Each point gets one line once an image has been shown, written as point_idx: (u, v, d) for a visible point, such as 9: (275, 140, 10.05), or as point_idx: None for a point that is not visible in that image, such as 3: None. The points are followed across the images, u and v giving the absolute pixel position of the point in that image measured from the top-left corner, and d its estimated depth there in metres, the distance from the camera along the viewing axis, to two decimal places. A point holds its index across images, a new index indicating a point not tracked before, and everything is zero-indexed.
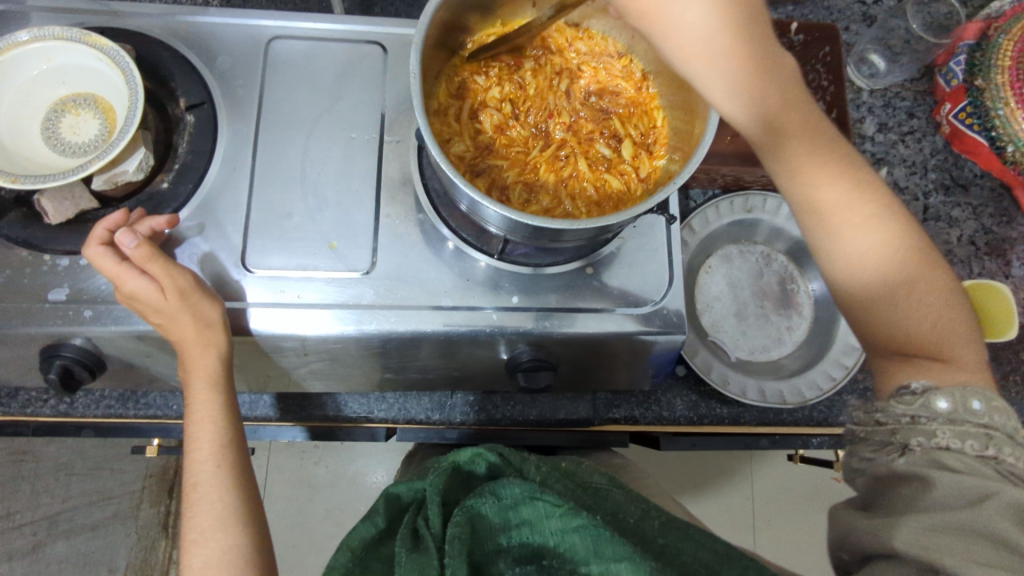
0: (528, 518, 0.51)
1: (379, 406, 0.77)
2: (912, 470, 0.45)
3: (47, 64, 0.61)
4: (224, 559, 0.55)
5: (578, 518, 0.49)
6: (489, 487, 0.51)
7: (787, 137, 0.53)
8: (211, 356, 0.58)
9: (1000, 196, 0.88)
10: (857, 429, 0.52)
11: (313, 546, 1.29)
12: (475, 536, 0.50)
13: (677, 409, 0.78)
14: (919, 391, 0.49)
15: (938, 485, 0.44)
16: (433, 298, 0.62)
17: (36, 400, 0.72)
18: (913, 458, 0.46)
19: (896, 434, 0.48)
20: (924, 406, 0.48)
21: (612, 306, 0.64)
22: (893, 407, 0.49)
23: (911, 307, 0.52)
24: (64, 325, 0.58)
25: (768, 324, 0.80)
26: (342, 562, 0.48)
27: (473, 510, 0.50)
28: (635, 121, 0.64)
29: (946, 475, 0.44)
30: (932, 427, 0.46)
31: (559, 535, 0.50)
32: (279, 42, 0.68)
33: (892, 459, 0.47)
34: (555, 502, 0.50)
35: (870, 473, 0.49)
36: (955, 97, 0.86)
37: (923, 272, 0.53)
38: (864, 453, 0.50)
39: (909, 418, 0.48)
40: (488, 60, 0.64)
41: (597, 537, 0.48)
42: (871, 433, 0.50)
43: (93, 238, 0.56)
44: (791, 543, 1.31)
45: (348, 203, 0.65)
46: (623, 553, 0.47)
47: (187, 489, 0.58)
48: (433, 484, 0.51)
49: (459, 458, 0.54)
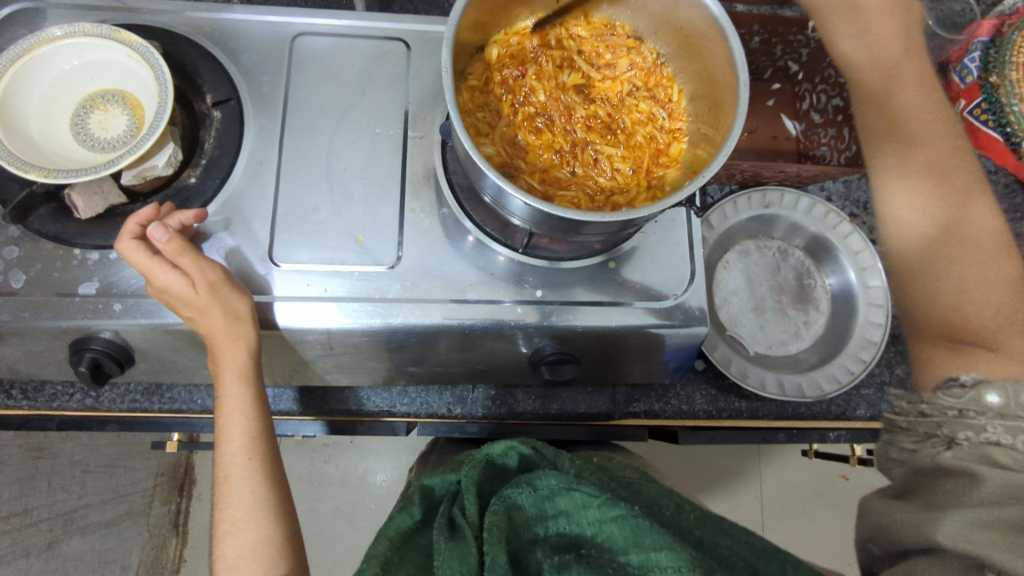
0: (564, 508, 0.51)
1: (401, 399, 0.77)
2: (959, 465, 0.47)
3: (78, 61, 0.62)
4: (256, 548, 0.55)
5: (616, 508, 0.49)
6: (526, 478, 0.51)
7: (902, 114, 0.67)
8: (241, 350, 0.58)
9: (1014, 191, 0.88)
10: (899, 419, 0.54)
11: (323, 545, 1.30)
12: (513, 526, 0.50)
13: (697, 403, 0.78)
14: (969, 384, 0.50)
15: (984, 480, 0.44)
16: (458, 292, 0.63)
17: (62, 394, 0.73)
18: (962, 452, 0.47)
19: (942, 427, 0.49)
20: (974, 398, 0.49)
21: (634, 299, 0.64)
22: (941, 399, 0.51)
23: (972, 290, 0.59)
24: (94, 319, 0.59)
25: (785, 319, 0.81)
26: (381, 550, 0.49)
27: (511, 501, 0.50)
28: (651, 99, 0.65)
29: (994, 471, 0.44)
30: (981, 423, 0.47)
31: (596, 525, 0.50)
32: (303, 39, 0.69)
33: (939, 452, 0.49)
34: (592, 492, 0.50)
35: (910, 463, 0.51)
36: (971, 93, 0.85)
37: (993, 259, 0.59)
38: (906, 444, 0.53)
39: (958, 411, 0.49)
40: (497, 63, 0.64)
41: (637, 527, 0.48)
42: (915, 424, 0.52)
43: (126, 232, 0.57)
44: (800, 540, 1.31)
45: (374, 197, 0.65)
46: (662, 542, 0.47)
47: (219, 480, 0.58)
48: (468, 475, 0.51)
49: (493, 451, 0.55)
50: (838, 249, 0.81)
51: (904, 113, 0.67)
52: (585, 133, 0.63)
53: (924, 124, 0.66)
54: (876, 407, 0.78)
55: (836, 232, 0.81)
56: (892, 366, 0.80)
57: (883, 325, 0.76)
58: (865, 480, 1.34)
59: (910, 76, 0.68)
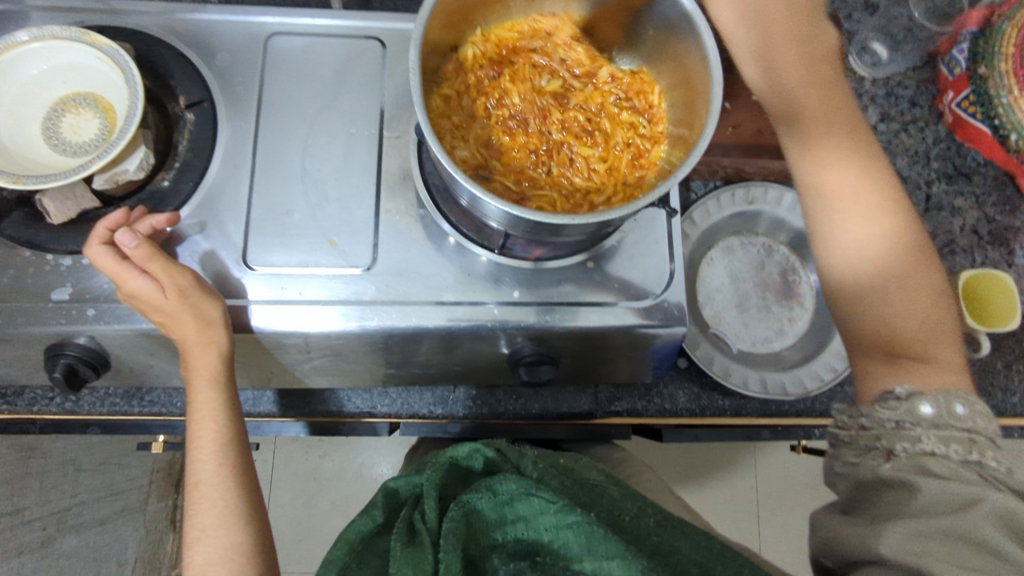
0: (523, 513, 0.51)
1: (382, 400, 0.77)
2: (898, 476, 0.48)
3: (47, 64, 0.61)
4: (224, 556, 0.57)
5: (572, 515, 0.49)
6: (485, 483, 0.52)
7: (804, 118, 0.61)
8: (212, 356, 0.58)
9: (1004, 184, 0.87)
10: (842, 433, 0.55)
11: (319, 540, 1.30)
12: (470, 531, 0.51)
13: (679, 401, 0.78)
14: (904, 396, 0.51)
15: (924, 490, 0.46)
16: (434, 294, 0.62)
17: (42, 398, 0.73)
18: (900, 464, 0.49)
19: (881, 440, 0.51)
20: (910, 410, 0.50)
21: (616, 299, 0.64)
22: (878, 412, 0.52)
23: (894, 298, 0.56)
24: (69, 325, 0.59)
25: (769, 315, 0.80)
26: (339, 556, 0.49)
27: (469, 505, 0.51)
28: (630, 100, 0.64)
29: (932, 481, 0.47)
30: (917, 433, 0.49)
31: (553, 531, 0.50)
32: (277, 39, 0.68)
33: (879, 464, 0.50)
34: (551, 498, 0.50)
35: (853, 477, 0.51)
36: (958, 85, 0.84)
37: (913, 276, 0.57)
38: (849, 457, 0.53)
39: (894, 423, 0.51)
40: (474, 62, 0.63)
41: (591, 534, 0.48)
42: (856, 437, 0.53)
43: (95, 237, 0.57)
44: (795, 531, 1.31)
45: (349, 199, 0.65)
46: (615, 551, 0.47)
47: (189, 486, 0.59)
48: (429, 479, 0.52)
49: (457, 454, 0.56)
50: None
51: (813, 123, 0.61)
52: (561, 134, 0.62)
53: (831, 137, 0.61)
54: None
55: None
56: None
57: None
58: None
59: (811, 89, 0.62)
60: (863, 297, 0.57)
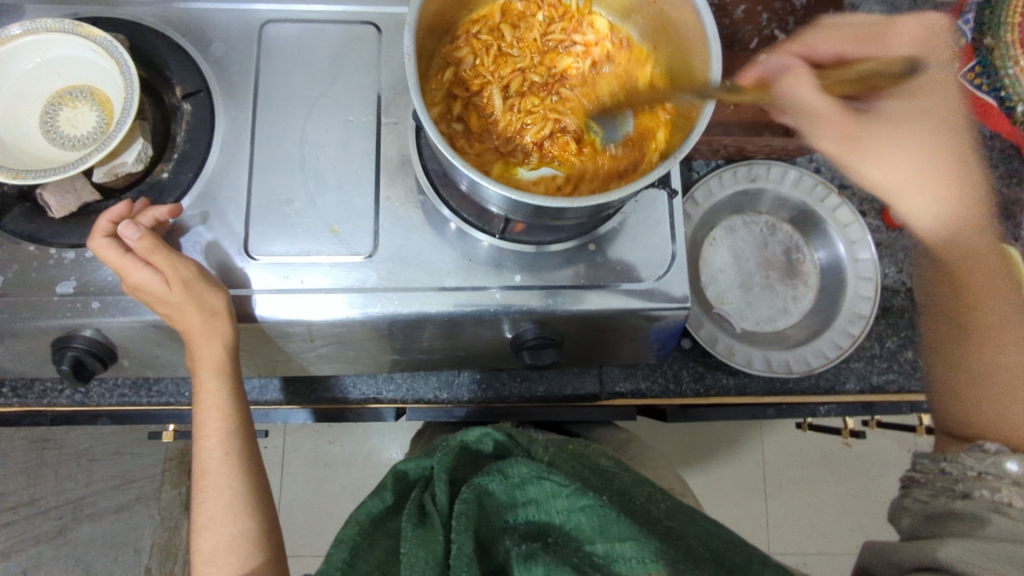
0: (534, 496, 0.52)
1: (387, 386, 0.78)
2: (969, 510, 0.50)
3: (40, 58, 0.61)
4: (232, 543, 0.58)
5: (585, 498, 0.50)
6: (497, 466, 0.52)
7: (968, 278, 0.59)
8: (218, 345, 0.59)
9: (1010, 156, 0.87)
10: (916, 475, 0.56)
11: (331, 524, 1.31)
12: (482, 511, 0.51)
13: (684, 381, 0.78)
14: (991, 450, 0.52)
15: (993, 523, 0.48)
16: (437, 279, 0.62)
17: (52, 391, 0.74)
18: (975, 502, 0.50)
19: (959, 483, 0.52)
20: (994, 463, 0.51)
21: (617, 282, 0.64)
22: (962, 458, 0.53)
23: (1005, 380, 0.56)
24: (74, 318, 0.59)
25: (773, 294, 0.80)
26: (350, 535, 0.49)
27: (482, 487, 0.51)
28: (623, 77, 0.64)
29: (1003, 518, 0.48)
30: (997, 484, 0.50)
31: (565, 514, 0.51)
32: (272, 27, 0.68)
33: (953, 500, 0.51)
34: (562, 482, 0.51)
35: (922, 512, 0.53)
36: (962, 57, 0.80)
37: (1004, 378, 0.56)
38: (919, 495, 0.55)
39: (977, 473, 0.51)
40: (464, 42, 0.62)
41: (604, 516, 0.49)
42: (932, 479, 0.54)
43: (98, 230, 0.57)
44: (803, 507, 1.32)
45: (349, 186, 0.64)
46: (627, 532, 0.48)
47: (197, 475, 0.61)
48: (440, 461, 0.52)
49: (468, 438, 0.56)
50: (825, 222, 0.80)
51: (974, 283, 0.59)
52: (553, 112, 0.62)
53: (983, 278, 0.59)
54: (865, 379, 0.79)
55: (824, 204, 0.80)
56: (883, 339, 0.80)
57: (872, 298, 0.75)
58: (867, 447, 1.35)
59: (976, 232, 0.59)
60: (984, 388, 0.56)
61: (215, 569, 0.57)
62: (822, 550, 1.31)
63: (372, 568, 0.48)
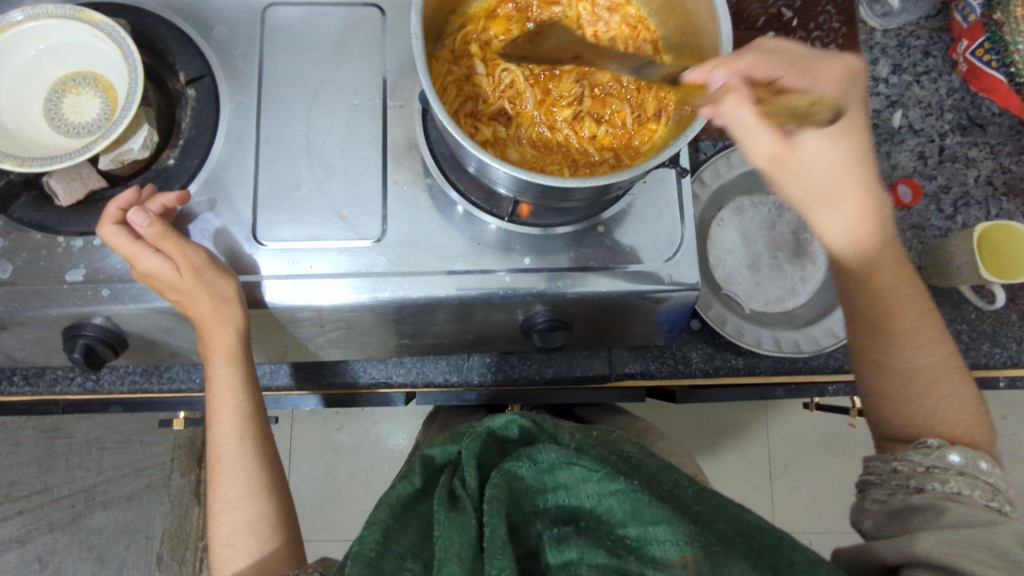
0: (563, 482, 0.52)
1: (397, 370, 0.78)
2: (927, 502, 0.51)
3: (44, 44, 0.60)
4: (248, 526, 0.59)
5: (615, 483, 0.51)
6: (526, 451, 0.52)
7: (896, 331, 0.60)
8: (229, 332, 0.59)
9: (1018, 132, 0.86)
10: (871, 477, 0.57)
11: (340, 509, 1.32)
12: (513, 496, 0.51)
13: (693, 361, 0.78)
14: (934, 445, 0.54)
15: (951, 510, 0.50)
16: (445, 262, 0.62)
17: (63, 378, 0.75)
18: (929, 496, 0.52)
19: (912, 479, 0.54)
20: (938, 456, 0.53)
21: (625, 262, 0.63)
22: (910, 456, 0.55)
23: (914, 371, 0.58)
24: (84, 305, 0.59)
25: (782, 274, 0.80)
26: (381, 517, 0.49)
27: (511, 473, 0.51)
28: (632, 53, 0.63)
29: (956, 504, 0.50)
30: (947, 476, 0.52)
31: (595, 498, 0.52)
32: (274, 10, 0.67)
33: (909, 496, 0.53)
34: (592, 467, 0.52)
35: (883, 511, 0.54)
36: (973, 33, 0.83)
37: (931, 379, 0.58)
38: (878, 496, 0.56)
39: (924, 467, 0.54)
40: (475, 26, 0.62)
41: (636, 501, 0.50)
42: (887, 478, 0.56)
43: (107, 217, 0.57)
44: (808, 487, 1.33)
45: (356, 170, 0.64)
46: (660, 516, 0.49)
47: (211, 460, 0.61)
48: (468, 447, 0.52)
49: (494, 424, 0.55)
50: None
51: (900, 324, 0.60)
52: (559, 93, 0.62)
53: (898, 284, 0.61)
54: None
55: None
56: None
57: None
58: None
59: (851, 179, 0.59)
60: (891, 341, 0.60)
61: (233, 552, 0.58)
62: (829, 528, 1.31)
63: (403, 549, 0.48)
